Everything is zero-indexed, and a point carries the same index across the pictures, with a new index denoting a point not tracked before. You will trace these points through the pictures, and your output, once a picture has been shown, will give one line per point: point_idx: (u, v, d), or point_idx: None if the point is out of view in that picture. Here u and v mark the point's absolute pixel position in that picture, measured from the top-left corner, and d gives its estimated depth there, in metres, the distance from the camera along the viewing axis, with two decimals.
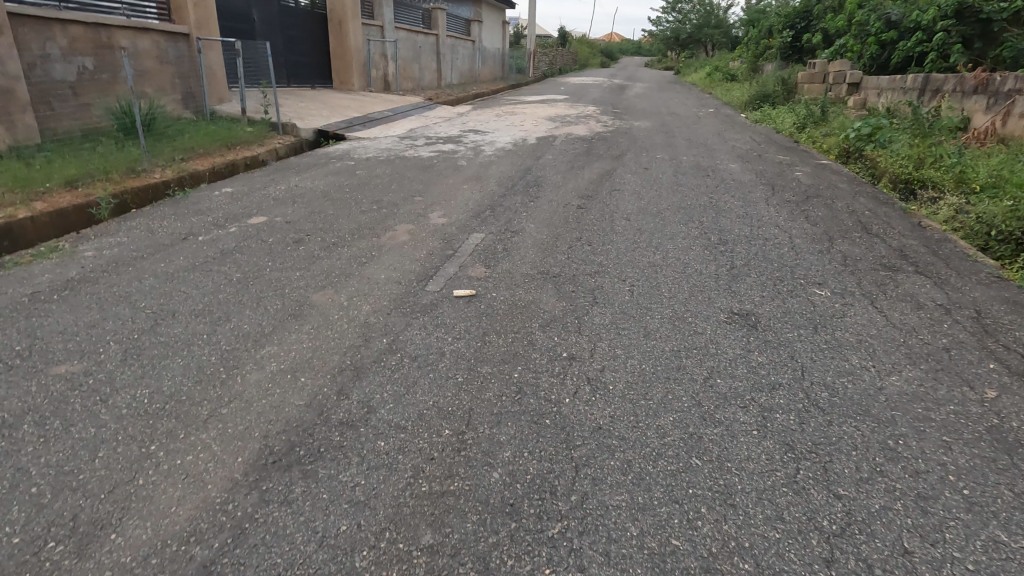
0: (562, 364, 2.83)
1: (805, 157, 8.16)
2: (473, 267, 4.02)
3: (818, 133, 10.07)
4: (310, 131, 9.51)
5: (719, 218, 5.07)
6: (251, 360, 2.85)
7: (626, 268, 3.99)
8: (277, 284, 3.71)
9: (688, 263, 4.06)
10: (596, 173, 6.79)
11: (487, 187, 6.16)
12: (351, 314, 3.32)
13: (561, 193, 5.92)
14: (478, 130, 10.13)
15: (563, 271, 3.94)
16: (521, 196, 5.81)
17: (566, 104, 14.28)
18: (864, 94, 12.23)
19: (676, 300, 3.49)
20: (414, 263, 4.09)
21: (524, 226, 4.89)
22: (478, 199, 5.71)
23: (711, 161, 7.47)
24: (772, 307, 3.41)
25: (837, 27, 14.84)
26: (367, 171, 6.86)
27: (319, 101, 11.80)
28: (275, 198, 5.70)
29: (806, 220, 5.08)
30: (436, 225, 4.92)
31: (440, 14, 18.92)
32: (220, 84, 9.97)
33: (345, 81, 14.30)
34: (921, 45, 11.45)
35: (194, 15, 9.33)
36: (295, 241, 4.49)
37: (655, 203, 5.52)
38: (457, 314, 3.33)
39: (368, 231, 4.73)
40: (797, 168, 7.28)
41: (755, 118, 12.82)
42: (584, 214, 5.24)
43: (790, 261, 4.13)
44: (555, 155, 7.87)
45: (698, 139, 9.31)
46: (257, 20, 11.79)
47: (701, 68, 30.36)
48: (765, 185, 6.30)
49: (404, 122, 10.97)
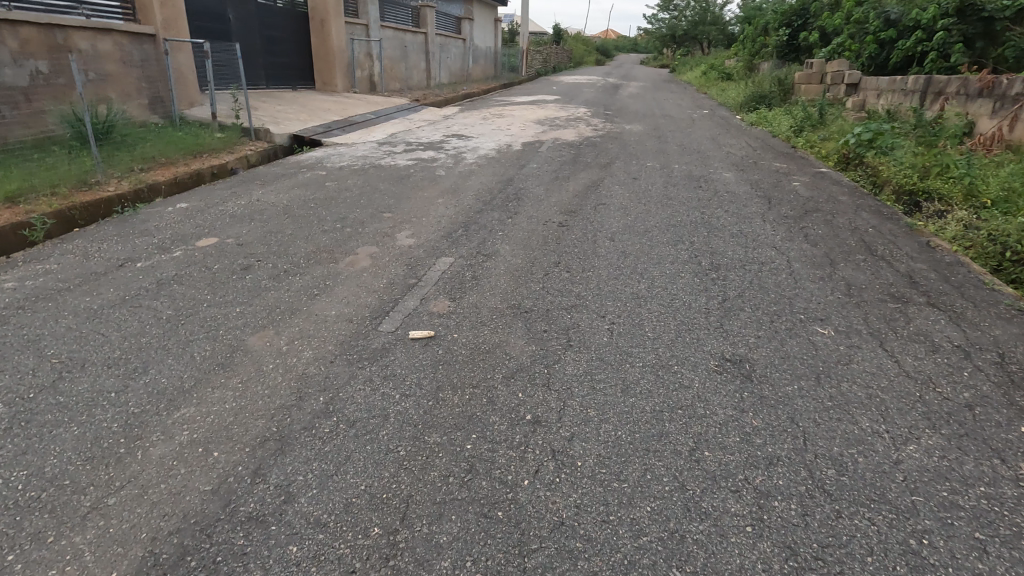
0: (524, 431, 2.41)
1: (802, 164, 7.77)
2: (436, 300, 3.61)
3: (816, 137, 9.67)
4: (285, 136, 9.07)
5: (710, 238, 4.68)
6: (159, 427, 2.43)
7: (605, 300, 3.58)
8: (211, 324, 3.29)
9: (675, 294, 3.66)
10: (581, 185, 6.38)
11: (463, 201, 5.75)
12: (288, 363, 2.90)
13: (542, 208, 5.51)
14: (462, 134, 9.70)
15: (535, 305, 3.53)
16: (498, 212, 5.39)
17: (557, 106, 13.83)
18: (863, 95, 11.85)
19: (660, 343, 3.09)
20: (371, 295, 3.68)
21: (497, 249, 4.48)
22: (452, 216, 5.29)
23: (704, 171, 7.07)
24: (769, 351, 3.01)
25: (835, 25, 14.46)
26: (336, 182, 6.44)
27: (298, 104, 11.35)
28: (232, 215, 5.27)
29: (805, 240, 4.69)
30: (402, 248, 4.50)
31: (429, 12, 18.43)
32: (192, 88, 9.50)
33: (328, 82, 13.84)
34: (921, 45, 11.08)
35: (161, 15, 8.86)
36: (244, 268, 4.07)
37: (642, 220, 5.12)
38: (410, 363, 2.92)
39: (326, 256, 4.31)
40: (794, 178, 6.89)
41: (751, 119, 12.41)
42: (566, 233, 4.84)
43: (789, 292, 3.73)
44: (539, 163, 7.46)
45: (691, 144, 8.92)
46: (233, 20, 11.32)
47: (697, 65, 29.89)
48: (761, 199, 5.90)
49: (386, 126, 10.54)
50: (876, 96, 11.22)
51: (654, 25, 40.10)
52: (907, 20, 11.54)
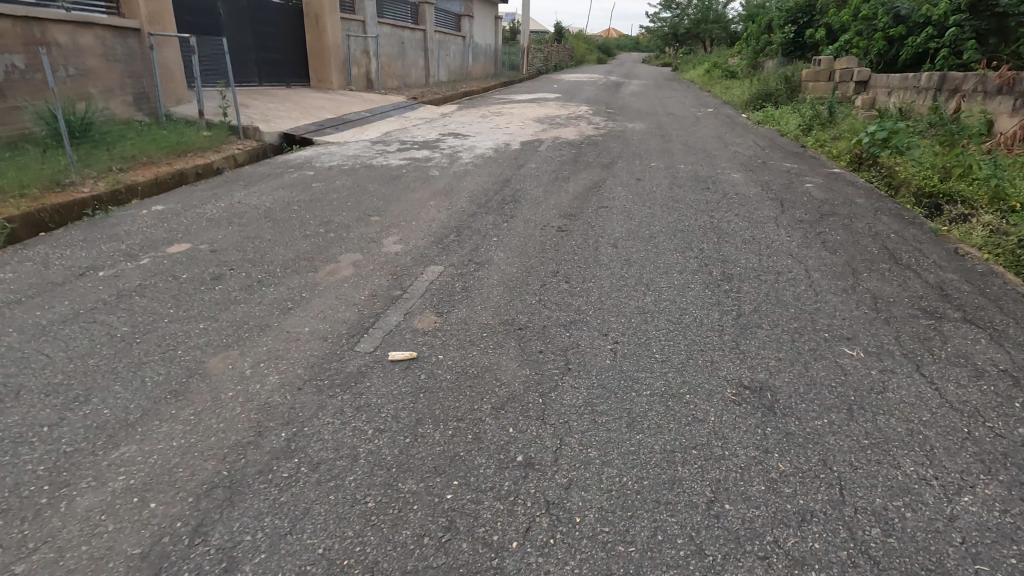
0: (514, 477, 2.08)
1: (814, 164, 7.43)
2: (421, 315, 3.28)
3: (826, 136, 9.33)
4: (275, 135, 8.74)
5: (721, 245, 4.34)
6: (91, 471, 2.10)
7: (607, 316, 3.25)
8: (170, 342, 2.95)
9: (685, 309, 3.32)
10: (582, 186, 6.04)
11: (456, 203, 5.41)
12: (249, 391, 2.56)
13: (540, 211, 5.18)
14: (459, 133, 9.36)
15: (531, 321, 3.19)
16: (493, 215, 5.05)
17: (557, 103, 13.48)
18: (873, 94, 11.52)
19: (670, 367, 2.74)
20: (350, 309, 3.34)
21: (491, 256, 4.14)
22: (444, 220, 4.96)
23: (712, 171, 6.72)
24: (792, 377, 2.68)
25: (841, 21, 14.11)
26: (324, 183, 6.11)
27: (290, 101, 11.01)
28: (209, 218, 4.94)
29: (823, 247, 4.34)
30: (388, 255, 4.17)
31: (428, 8, 18.05)
32: (179, 84, 9.16)
33: (323, 79, 13.51)
34: (932, 41, 10.77)
35: (147, 8, 8.53)
36: (214, 277, 3.74)
37: (647, 225, 4.78)
38: (388, 390, 2.59)
39: (305, 264, 3.98)
40: (806, 179, 6.54)
41: (758, 118, 12.05)
42: (565, 238, 4.50)
43: (809, 306, 3.40)
44: (538, 163, 7.12)
45: (697, 143, 8.57)
46: (224, 14, 10.99)
47: (700, 63, 29.50)
48: (773, 201, 5.56)
49: (381, 124, 10.20)
50: (887, 94, 10.87)
51: (655, 23, 39.72)
52: (917, 17, 11.24)
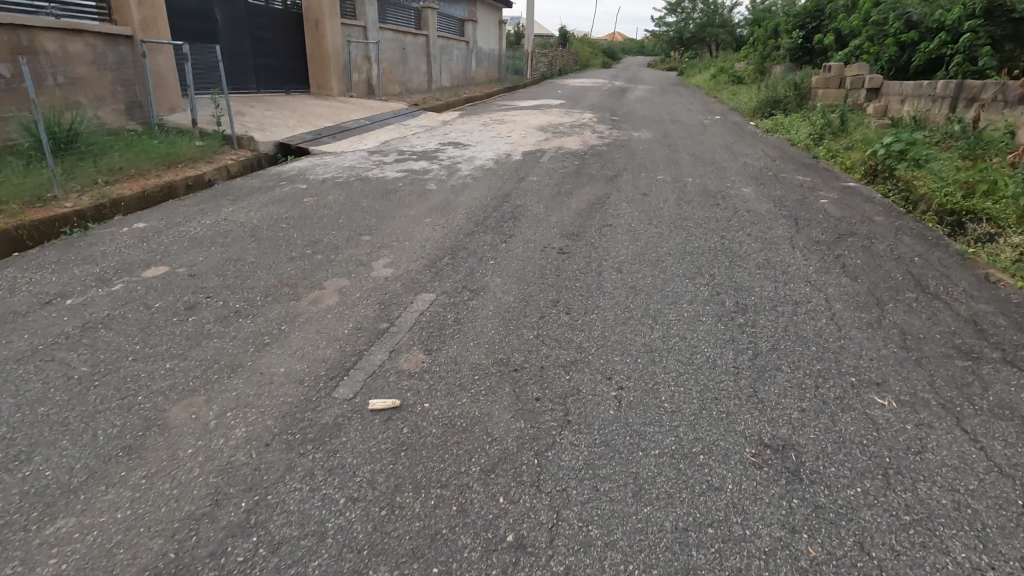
0: (503, 564, 1.81)
1: (827, 177, 7.14)
2: (408, 353, 3.00)
3: (838, 146, 9.04)
4: (270, 144, 8.51)
5: (734, 270, 4.05)
6: (18, 553, 1.83)
7: (611, 355, 2.97)
8: (131, 386, 2.69)
9: (697, 347, 3.04)
10: (586, 201, 5.78)
11: (453, 221, 5.16)
12: (210, 448, 2.29)
13: (541, 230, 4.91)
14: (459, 142, 9.11)
15: (528, 362, 2.92)
16: (491, 234, 4.79)
17: (561, 111, 13.23)
18: (884, 101, 11.25)
19: (681, 421, 2.46)
20: (331, 345, 3.08)
21: (488, 282, 3.87)
22: (439, 240, 4.70)
23: (721, 185, 6.44)
24: (819, 433, 2.39)
25: (851, 26, 13.83)
26: (316, 198, 5.86)
27: (288, 109, 10.80)
28: (191, 237, 4.69)
29: (843, 272, 4.05)
30: (377, 280, 3.91)
31: (431, 13, 17.82)
32: (173, 92, 8.94)
33: (322, 86, 13.32)
34: (946, 47, 10.53)
35: (139, 14, 8.32)
36: (189, 306, 3.49)
37: (654, 246, 4.50)
38: (366, 447, 2.32)
39: (288, 291, 3.72)
40: (820, 194, 6.25)
41: (766, 126, 11.77)
42: (566, 262, 4.23)
43: (832, 344, 3.10)
44: (540, 175, 6.86)
45: (704, 154, 8.29)
46: (221, 20, 10.78)
47: (706, 68, 29.24)
48: (787, 219, 5.27)
49: (380, 133, 9.97)
50: (899, 102, 10.60)
51: (661, 28, 39.48)
52: (930, 22, 11.00)
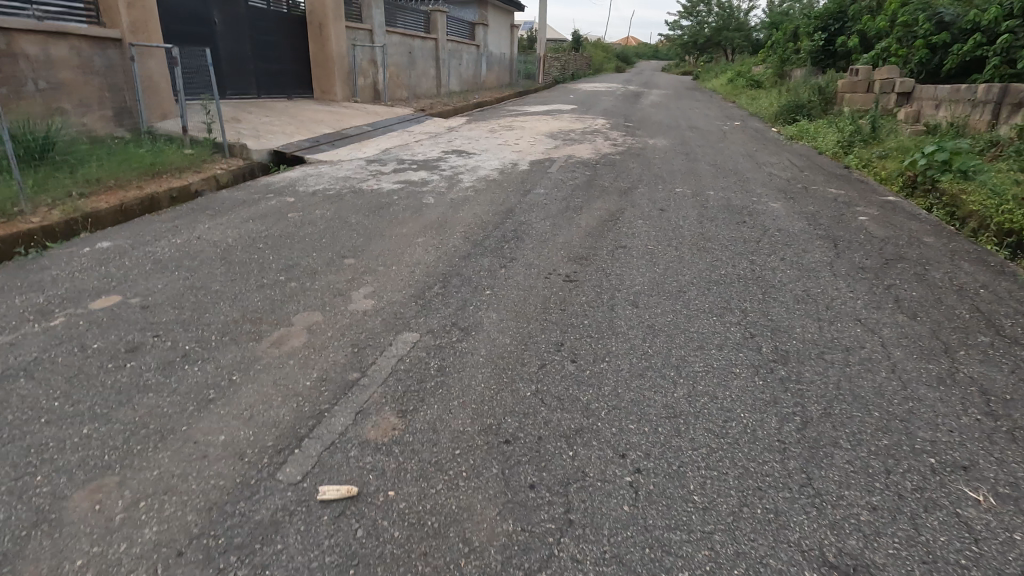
0: None
1: (863, 190, 6.51)
2: (378, 415, 2.48)
3: (871, 154, 8.40)
4: (264, 153, 8.07)
5: (769, 305, 3.48)
6: None
7: (624, 423, 2.42)
8: (31, 462, 2.18)
9: (730, 412, 2.48)
10: (596, 218, 5.24)
11: (448, 241, 4.64)
12: (103, 559, 1.77)
13: (545, 252, 4.38)
14: (464, 151, 8.62)
15: (522, 431, 2.38)
16: (489, 258, 4.27)
17: (572, 116, 12.70)
18: (916, 106, 10.59)
19: (716, 526, 1.90)
20: (288, 403, 2.56)
21: (482, 318, 3.34)
22: (431, 264, 4.19)
23: (746, 200, 5.85)
24: (900, 550, 1.81)
25: (877, 28, 13.17)
26: (302, 213, 5.39)
27: (288, 115, 10.38)
28: (156, 260, 4.21)
29: (898, 309, 3.46)
30: (354, 315, 3.40)
31: (440, 16, 17.37)
32: (164, 98, 8.52)
33: (326, 91, 12.93)
34: (982, 49, 9.90)
35: (129, 17, 7.92)
36: (132, 348, 2.99)
37: (674, 274, 3.95)
38: (306, 561, 1.78)
39: (249, 329, 3.21)
40: (858, 209, 5.63)
41: (790, 132, 11.13)
42: (573, 293, 3.68)
43: (899, 408, 2.52)
44: (548, 188, 6.34)
45: (726, 163, 7.69)
46: (219, 23, 10.40)
47: (723, 72, 28.60)
48: (824, 240, 4.68)
49: (382, 140, 9.50)
50: (933, 107, 9.95)
51: (675, 31, 38.76)
52: (964, 23, 10.38)
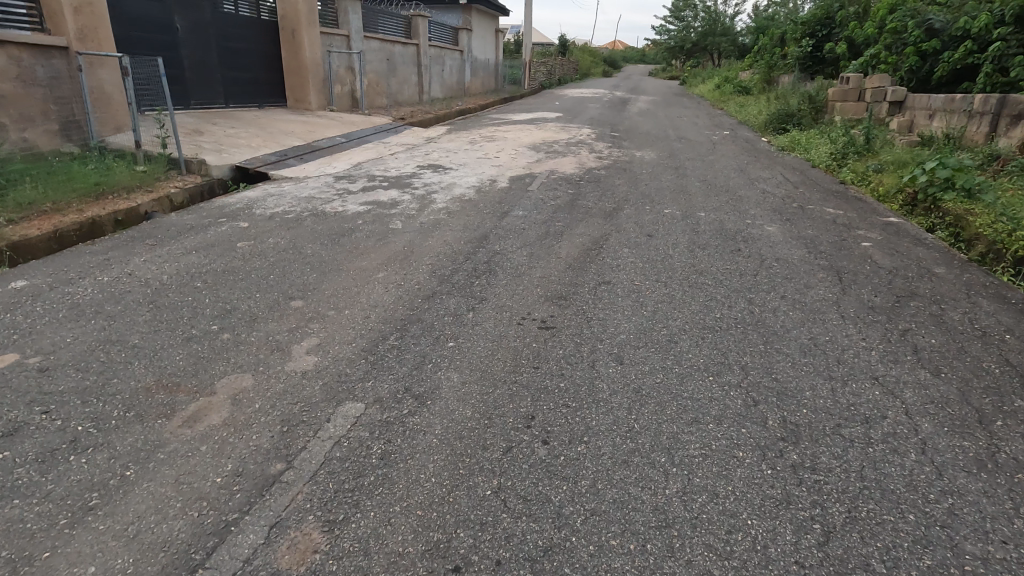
0: None
1: (862, 210, 6.13)
2: (297, 531, 1.98)
3: (867, 168, 8.02)
4: (225, 168, 7.54)
5: (773, 359, 3.04)
6: None
7: (604, 539, 1.94)
8: None
9: (734, 519, 2.01)
10: (578, 246, 4.78)
11: (413, 277, 4.16)
12: None
13: (520, 290, 3.91)
14: (441, 165, 8.15)
15: (477, 554, 1.89)
16: (457, 298, 3.79)
17: (557, 126, 12.27)
18: (908, 115, 10.29)
19: None
20: (187, 514, 2.05)
21: (440, 381, 2.85)
22: (390, 306, 3.71)
23: (739, 223, 5.44)
24: None
25: (865, 35, 12.90)
26: (254, 242, 4.88)
27: (256, 126, 9.83)
28: (74, 304, 3.68)
29: (918, 363, 3.04)
30: (292, 377, 2.91)
31: (421, 21, 16.85)
32: (119, 110, 7.91)
33: (300, 99, 12.40)
34: (973, 57, 9.63)
35: (76, 24, 7.35)
36: (12, 432, 2.46)
37: (662, 318, 3.50)
38: None
39: (160, 400, 2.69)
40: (860, 233, 5.23)
41: (782, 143, 10.77)
42: (549, 345, 3.22)
43: (938, 508, 2.07)
44: (527, 209, 5.87)
45: (716, 179, 7.29)
46: (182, 29, 9.85)
47: (709, 78, 28.38)
48: (827, 272, 4.25)
49: (354, 154, 8.99)
50: (927, 117, 9.63)
51: (662, 36, 38.54)
52: (954, 29, 10.10)
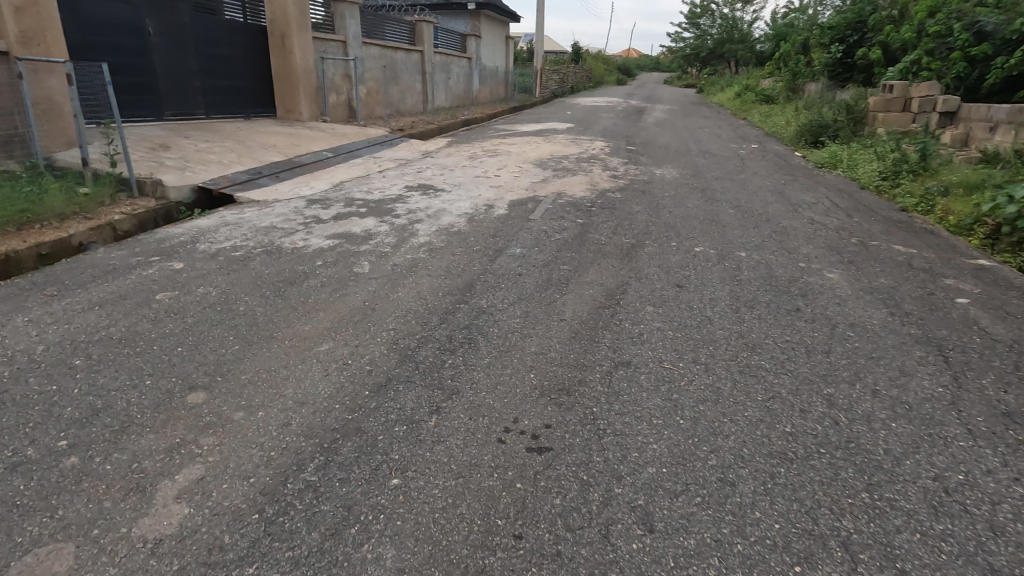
0: None
1: (939, 248, 4.99)
2: None
3: (928, 191, 6.87)
4: (186, 190, 6.60)
5: (886, 526, 1.96)
6: None
7: None
8: None
9: None
10: (589, 303, 3.72)
11: (367, 351, 3.13)
12: None
13: (506, 378, 2.86)
14: (433, 185, 7.15)
15: None
16: (418, 391, 2.75)
17: (567, 138, 11.24)
18: (963, 128, 9.10)
19: None
20: None
21: (364, 569, 1.80)
22: (325, 403, 2.67)
23: (791, 268, 4.34)
24: None
25: (902, 40, 11.74)
26: (180, 291, 3.88)
27: (235, 140, 8.93)
28: None
29: None
30: (140, 549, 1.88)
31: (426, 27, 15.93)
32: (68, 123, 6.94)
33: (290, 109, 11.52)
34: None
35: (18, 27, 6.45)
36: None
37: (708, 436, 2.42)
38: None
39: None
40: (948, 284, 4.11)
41: (819, 159, 9.63)
42: (542, 486, 2.15)
43: None
44: (527, 246, 4.82)
45: (753, 205, 6.19)
46: (154, 34, 8.96)
47: (728, 86, 27.14)
48: (926, 350, 3.15)
49: (339, 171, 8.02)
50: (988, 131, 8.45)
51: (677, 44, 37.40)
52: (1009, 32, 8.93)
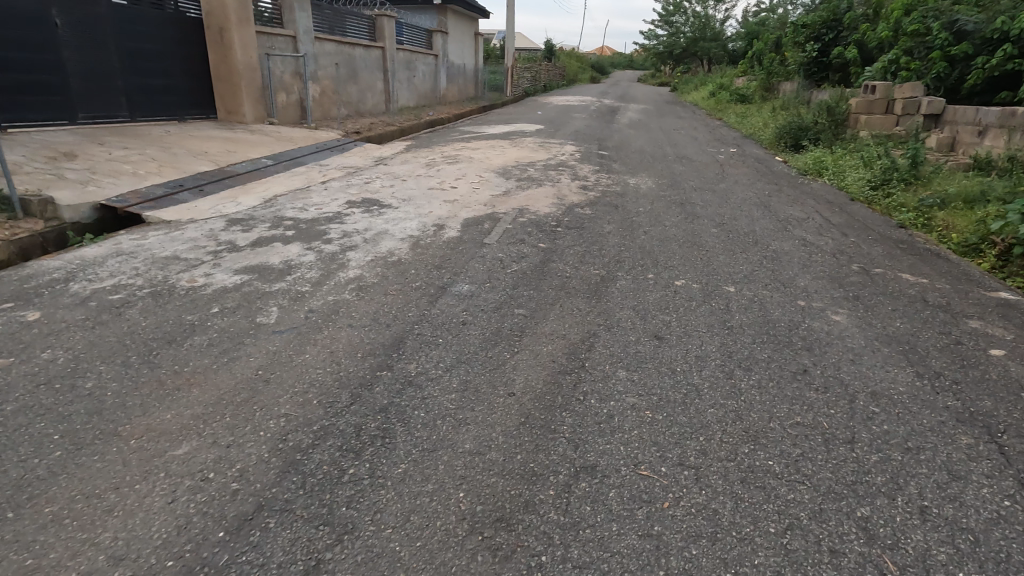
0: None
1: (950, 276, 4.36)
2: None
3: (925, 202, 6.28)
4: (85, 208, 5.63)
5: None
6: None
7: None
8: None
9: None
10: (547, 366, 2.93)
11: (242, 455, 2.29)
12: None
13: (424, 504, 2.04)
14: (380, 198, 6.29)
15: None
16: (294, 532, 1.92)
17: (534, 141, 10.48)
18: (949, 132, 8.59)
19: None
20: None
21: None
22: (153, 558, 1.83)
23: (791, 308, 3.63)
24: None
25: (878, 39, 11.23)
26: (15, 359, 2.97)
27: (160, 146, 7.92)
28: None
29: None
30: None
31: (386, 21, 14.91)
32: None
33: (231, 110, 10.52)
34: (1013, 62, 7.93)
35: None
36: None
37: None
38: None
39: None
40: (975, 328, 3.44)
41: (802, 166, 9.04)
42: None
43: None
44: (476, 281, 4.02)
45: (738, 222, 5.51)
46: (64, 26, 7.89)
47: (702, 86, 26.73)
48: (975, 435, 2.44)
49: (277, 182, 7.11)
50: (976, 135, 7.93)
51: (651, 41, 36.95)
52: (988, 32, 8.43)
